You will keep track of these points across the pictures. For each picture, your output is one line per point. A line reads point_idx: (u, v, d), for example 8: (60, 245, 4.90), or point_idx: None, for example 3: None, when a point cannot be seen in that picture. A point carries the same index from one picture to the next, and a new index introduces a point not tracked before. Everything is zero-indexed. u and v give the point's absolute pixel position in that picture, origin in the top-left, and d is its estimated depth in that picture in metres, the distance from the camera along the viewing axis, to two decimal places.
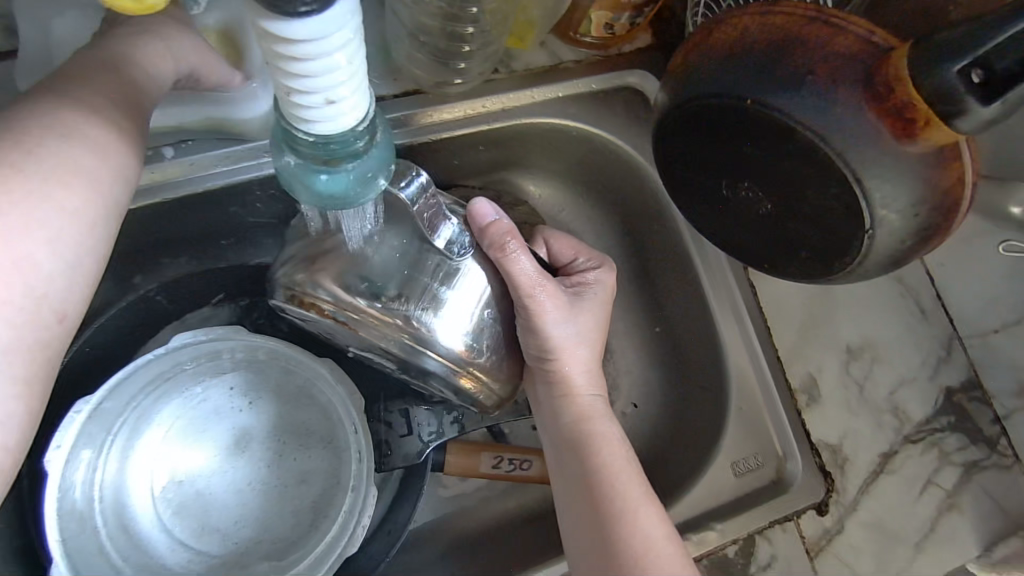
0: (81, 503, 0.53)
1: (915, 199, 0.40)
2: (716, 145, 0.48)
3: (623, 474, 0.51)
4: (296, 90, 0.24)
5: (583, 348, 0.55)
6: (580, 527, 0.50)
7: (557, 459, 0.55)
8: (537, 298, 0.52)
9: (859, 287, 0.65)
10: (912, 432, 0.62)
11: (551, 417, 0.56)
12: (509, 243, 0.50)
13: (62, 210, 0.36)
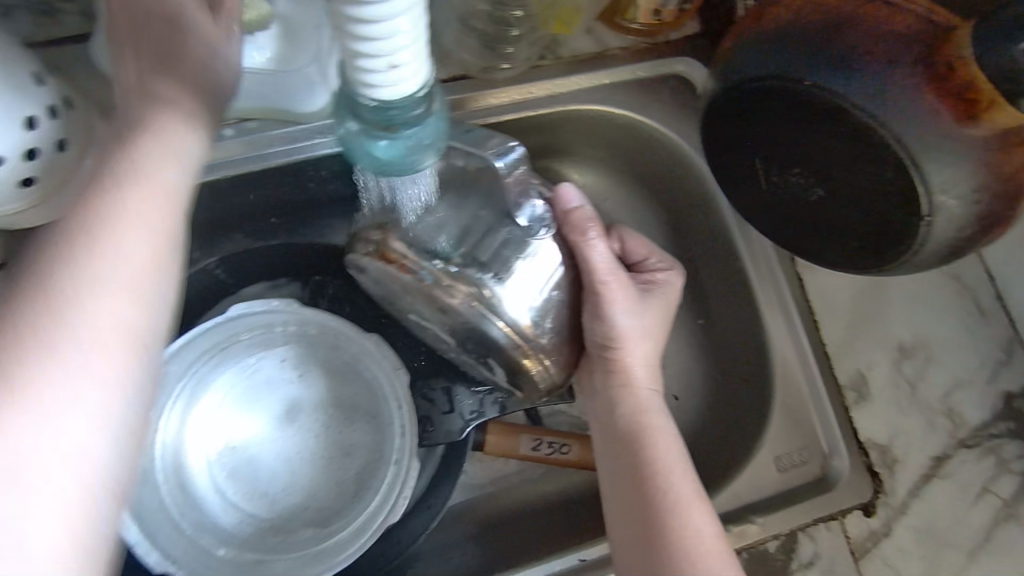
0: (144, 460, 0.57)
1: (978, 187, 0.39)
2: (765, 128, 0.47)
3: (675, 468, 0.52)
4: (361, 56, 0.26)
5: (646, 341, 0.56)
6: (627, 523, 0.51)
7: (608, 448, 0.55)
8: (609, 284, 0.53)
9: (912, 284, 0.63)
10: (967, 436, 0.60)
11: (604, 410, 0.56)
12: (589, 230, 0.53)
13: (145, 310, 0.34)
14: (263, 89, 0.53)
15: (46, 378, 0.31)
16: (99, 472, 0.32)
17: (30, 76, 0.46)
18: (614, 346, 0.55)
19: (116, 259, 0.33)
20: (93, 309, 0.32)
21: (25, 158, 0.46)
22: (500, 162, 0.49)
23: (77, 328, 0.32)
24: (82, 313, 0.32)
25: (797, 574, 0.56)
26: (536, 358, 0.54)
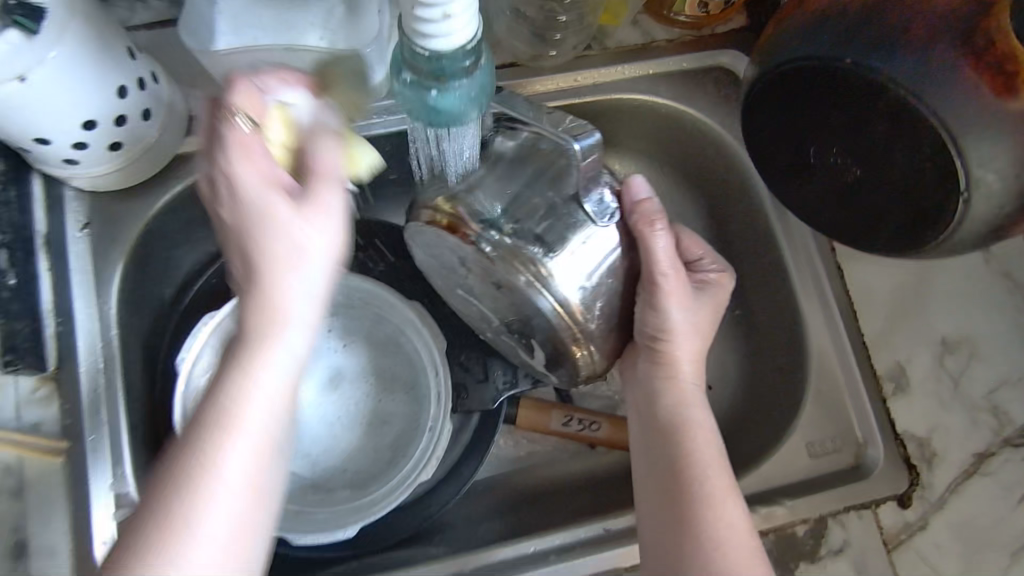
0: None
1: (1018, 162, 0.39)
2: (806, 111, 0.48)
3: (712, 468, 0.51)
4: (425, 9, 0.33)
5: (696, 337, 0.56)
6: (657, 510, 0.51)
7: (645, 440, 0.55)
8: (667, 278, 0.53)
9: (959, 278, 0.62)
10: (1014, 434, 0.58)
11: (643, 395, 0.57)
12: (655, 223, 0.53)
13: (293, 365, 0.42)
14: (325, 68, 0.56)
15: (224, 461, 0.38)
16: (254, 535, 0.40)
17: (126, 49, 0.50)
18: (661, 336, 0.55)
19: (272, 356, 0.41)
20: (257, 401, 0.40)
21: (115, 123, 0.51)
22: (578, 144, 0.48)
23: (245, 420, 0.39)
24: (248, 404, 0.40)
25: (826, 560, 0.55)
26: (583, 345, 0.54)
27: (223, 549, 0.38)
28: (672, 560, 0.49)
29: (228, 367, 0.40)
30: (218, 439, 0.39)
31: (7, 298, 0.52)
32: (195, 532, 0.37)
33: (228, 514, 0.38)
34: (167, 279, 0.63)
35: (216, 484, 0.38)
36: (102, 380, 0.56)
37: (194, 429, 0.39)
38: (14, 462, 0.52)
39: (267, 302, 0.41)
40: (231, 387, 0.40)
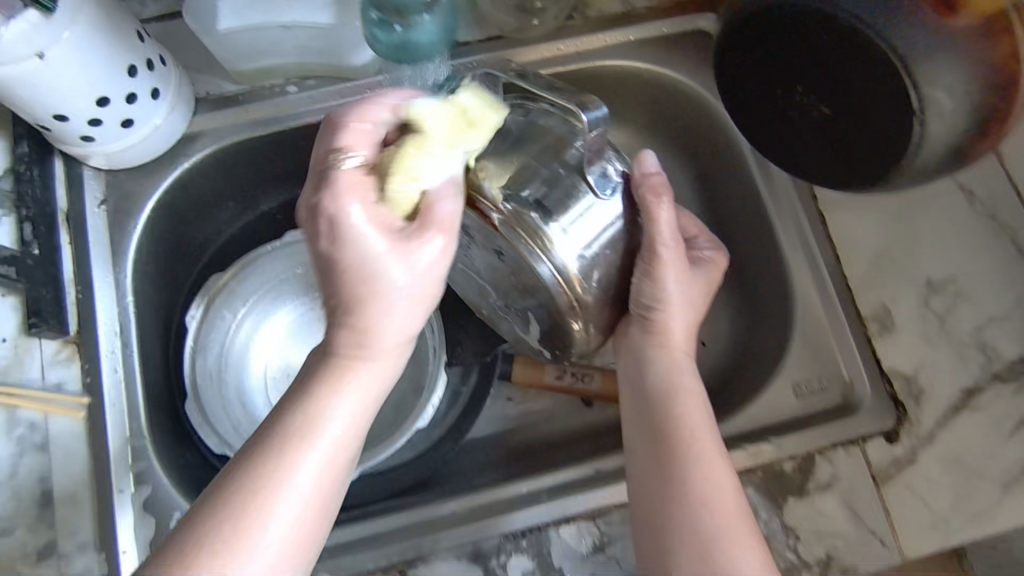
0: (214, 367, 0.65)
1: (965, 78, 0.40)
2: (771, 54, 0.49)
3: (703, 440, 0.49)
4: None
5: (688, 310, 0.55)
6: (647, 478, 0.50)
7: (637, 411, 0.54)
8: (665, 251, 0.52)
9: (944, 221, 0.63)
10: (1003, 369, 0.59)
11: (635, 367, 0.56)
12: (662, 199, 0.52)
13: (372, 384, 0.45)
14: (320, 43, 0.60)
15: (295, 469, 0.41)
16: (304, 548, 0.41)
17: (134, 32, 0.54)
18: (655, 309, 0.54)
19: (358, 383, 0.45)
20: (344, 410, 0.43)
21: (126, 101, 0.55)
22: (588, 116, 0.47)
23: (326, 434, 0.42)
24: (329, 420, 0.43)
25: (814, 494, 0.57)
26: (580, 317, 0.53)
27: (280, 550, 0.40)
28: (660, 527, 0.47)
29: (316, 385, 0.44)
30: (292, 448, 0.41)
31: (33, 265, 0.57)
32: (259, 531, 0.39)
33: (289, 521, 0.40)
34: (182, 256, 0.67)
35: (287, 491, 0.40)
36: (118, 344, 0.60)
37: (276, 433, 0.42)
38: (40, 419, 0.56)
39: (367, 329, 0.45)
40: (319, 402, 0.43)
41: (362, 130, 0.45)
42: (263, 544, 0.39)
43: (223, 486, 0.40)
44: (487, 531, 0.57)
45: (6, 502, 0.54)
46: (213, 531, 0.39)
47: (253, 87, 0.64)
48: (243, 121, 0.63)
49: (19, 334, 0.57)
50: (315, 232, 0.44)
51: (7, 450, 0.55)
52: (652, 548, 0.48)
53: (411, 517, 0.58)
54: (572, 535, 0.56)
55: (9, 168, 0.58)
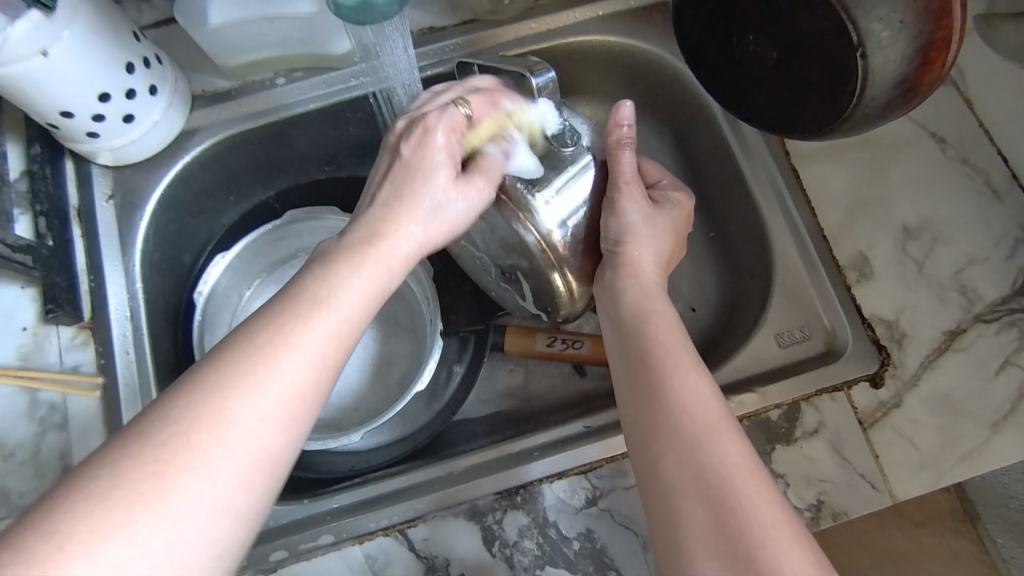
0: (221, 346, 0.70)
1: (898, 8, 0.42)
2: (723, 7, 0.52)
3: (678, 349, 0.48)
4: None
5: (657, 243, 0.56)
6: (629, 396, 0.48)
7: (617, 344, 0.52)
8: (626, 190, 0.56)
9: (916, 168, 0.64)
10: (984, 310, 0.59)
11: (609, 300, 0.55)
12: (626, 146, 0.56)
13: (372, 282, 0.44)
14: (302, 33, 0.64)
15: (305, 332, 0.39)
16: (303, 421, 0.39)
17: (130, 33, 0.58)
18: (625, 242, 0.55)
19: (375, 269, 0.44)
20: (349, 287, 0.42)
21: (125, 97, 0.59)
22: (536, 80, 0.53)
23: (338, 305, 0.41)
24: (342, 291, 0.42)
25: (802, 441, 0.57)
26: (562, 272, 0.56)
27: (279, 412, 0.37)
28: (645, 439, 0.45)
29: (336, 262, 0.44)
30: (306, 312, 0.40)
31: (48, 255, 0.60)
32: (262, 386, 0.37)
33: (293, 382, 0.38)
34: (188, 247, 0.72)
35: (295, 351, 0.38)
36: (128, 328, 0.63)
37: (289, 301, 0.41)
38: (59, 399, 0.59)
39: (386, 225, 0.47)
40: (334, 276, 0.43)
41: (487, 101, 0.52)
42: (264, 399, 0.37)
43: (229, 346, 0.38)
44: (480, 489, 0.58)
45: (31, 478, 0.57)
46: (213, 383, 0.36)
47: (244, 83, 0.68)
48: (237, 116, 0.67)
49: (38, 321, 0.61)
50: (403, 132, 0.51)
51: (30, 430, 0.59)
52: (639, 465, 0.45)
53: (410, 479, 0.60)
54: (564, 490, 0.58)
55: (22, 169, 0.61)
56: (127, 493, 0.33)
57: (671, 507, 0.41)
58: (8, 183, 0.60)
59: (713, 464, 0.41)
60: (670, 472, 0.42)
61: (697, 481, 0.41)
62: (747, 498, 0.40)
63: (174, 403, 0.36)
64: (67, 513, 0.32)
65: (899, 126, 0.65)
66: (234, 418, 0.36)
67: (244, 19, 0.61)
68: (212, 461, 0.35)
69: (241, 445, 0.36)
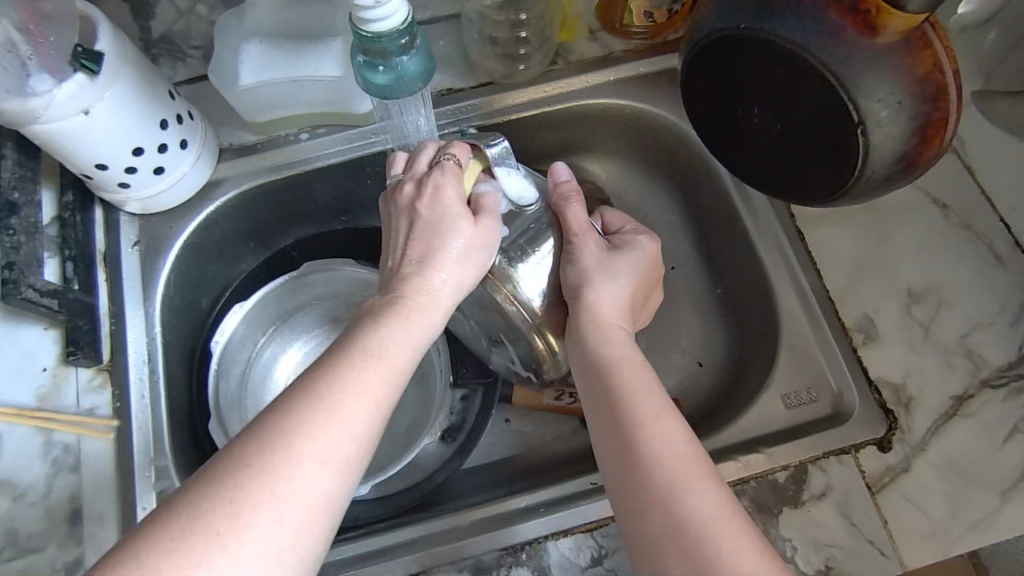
0: (235, 394, 0.71)
1: (896, 90, 0.44)
2: (725, 79, 0.53)
3: (644, 398, 0.47)
4: (375, 14, 0.49)
5: (620, 286, 0.56)
6: (603, 446, 0.46)
7: (586, 390, 0.51)
8: (582, 239, 0.57)
9: (919, 232, 0.65)
10: (991, 375, 0.60)
11: (576, 345, 0.54)
12: (572, 198, 0.59)
13: (411, 334, 0.47)
14: (328, 94, 0.67)
15: (357, 384, 0.42)
16: (360, 459, 0.41)
17: (166, 91, 0.61)
18: (585, 287, 0.55)
19: (416, 318, 0.48)
20: (391, 342, 0.45)
21: (158, 150, 0.62)
22: (491, 151, 0.56)
23: (384, 350, 0.45)
24: (388, 345, 0.45)
25: (809, 505, 0.57)
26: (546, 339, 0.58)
27: (340, 452, 0.39)
28: (622, 493, 0.44)
29: (378, 319, 0.46)
30: (355, 359, 0.43)
31: (74, 299, 0.62)
32: (325, 428, 0.39)
33: (352, 425, 0.40)
34: (206, 292, 0.74)
35: (351, 396, 0.41)
36: (145, 371, 0.64)
37: (338, 352, 0.44)
38: (72, 441, 0.60)
39: (421, 279, 0.49)
40: (379, 325, 0.46)
41: (468, 148, 0.56)
42: (329, 440, 0.39)
43: (287, 394, 0.41)
44: (485, 545, 0.58)
45: (40, 520, 0.58)
46: (277, 425, 0.39)
47: (270, 137, 0.71)
48: (262, 168, 0.70)
49: (58, 363, 0.62)
50: (411, 193, 0.53)
51: (42, 471, 0.59)
52: (621, 517, 0.43)
53: (417, 532, 0.60)
54: (570, 548, 0.57)
55: (55, 215, 0.64)
56: (204, 533, 0.35)
57: (655, 563, 0.40)
58: (41, 229, 0.63)
59: (689, 519, 0.40)
60: (648, 528, 0.41)
61: (676, 537, 0.40)
62: (722, 549, 0.39)
63: (242, 445, 0.38)
64: (149, 556, 0.34)
65: (904, 192, 0.66)
66: (301, 459, 0.38)
67: (275, 85, 0.65)
68: (281, 500, 0.37)
69: (309, 483, 0.38)
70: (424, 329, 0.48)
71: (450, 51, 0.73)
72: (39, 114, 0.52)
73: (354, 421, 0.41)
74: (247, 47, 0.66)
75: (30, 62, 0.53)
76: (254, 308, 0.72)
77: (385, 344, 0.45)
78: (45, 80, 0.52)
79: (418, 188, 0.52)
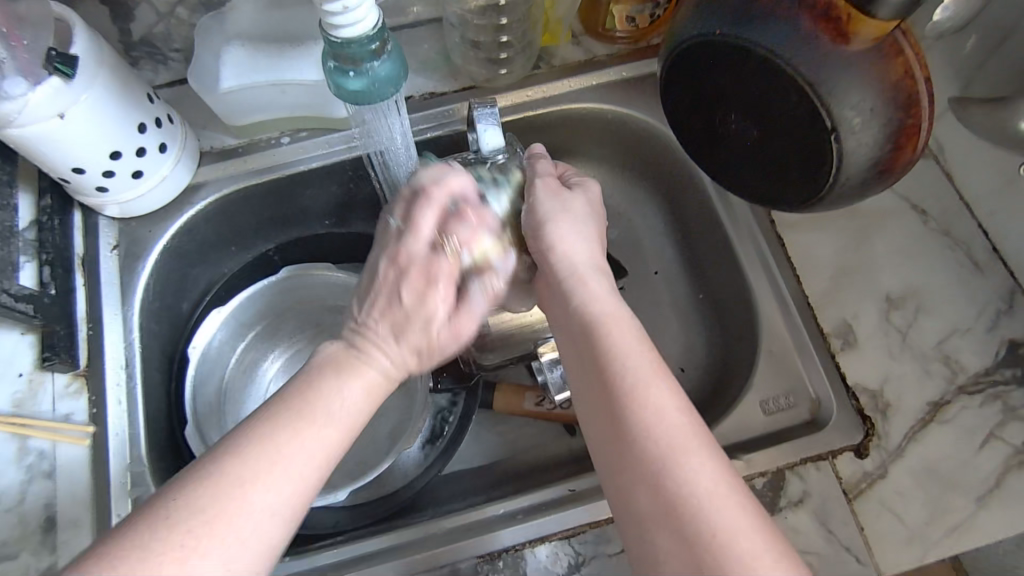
0: (212, 400, 0.70)
1: (869, 98, 0.44)
2: (702, 85, 0.53)
3: (635, 359, 0.45)
4: (341, 21, 0.50)
5: (581, 225, 0.55)
6: (592, 412, 0.45)
7: (571, 349, 0.48)
8: (535, 184, 0.57)
9: (898, 238, 0.65)
10: (968, 382, 0.60)
11: (557, 300, 0.52)
12: (539, 157, 0.61)
13: (366, 387, 0.48)
14: (308, 98, 0.67)
15: (304, 432, 0.43)
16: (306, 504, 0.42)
17: (144, 95, 0.61)
18: (547, 231, 0.54)
19: (365, 380, 0.48)
20: (347, 394, 0.46)
21: (135, 154, 0.61)
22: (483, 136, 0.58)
23: (336, 407, 0.45)
24: (342, 396, 0.46)
25: (786, 510, 0.57)
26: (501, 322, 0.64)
27: (285, 501, 0.41)
28: (613, 467, 0.42)
29: (335, 369, 0.48)
30: (307, 411, 0.44)
31: (50, 304, 0.62)
32: (270, 474, 0.41)
33: (297, 480, 0.41)
34: (186, 296, 0.73)
35: (295, 447, 0.42)
36: (124, 377, 0.63)
37: (290, 402, 0.44)
38: (49, 447, 0.60)
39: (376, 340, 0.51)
40: (333, 381, 0.47)
41: (474, 227, 0.54)
42: (273, 487, 0.40)
43: (236, 436, 0.42)
44: (462, 551, 0.58)
45: (12, 527, 0.57)
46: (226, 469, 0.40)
47: (251, 140, 0.71)
48: (242, 172, 0.70)
49: (34, 368, 0.62)
50: (406, 269, 0.52)
51: (17, 477, 0.58)
52: (610, 493, 0.42)
53: (395, 539, 0.59)
54: (548, 555, 0.58)
55: (32, 219, 0.64)
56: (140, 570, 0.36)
57: (645, 541, 0.39)
58: (18, 232, 0.62)
59: (682, 492, 0.39)
60: (639, 503, 0.40)
61: (669, 515, 0.39)
62: (716, 528, 0.38)
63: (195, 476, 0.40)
64: None
65: (883, 198, 0.67)
66: (246, 506, 0.39)
67: (254, 90, 0.65)
68: (223, 548, 0.38)
69: (247, 527, 0.39)
70: (380, 383, 0.49)
71: (433, 56, 0.73)
72: (12, 118, 0.52)
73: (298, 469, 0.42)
74: (228, 50, 0.66)
75: (4, 64, 0.52)
76: (231, 313, 0.71)
77: (341, 398, 0.46)
78: (20, 83, 0.51)
79: (414, 267, 0.52)
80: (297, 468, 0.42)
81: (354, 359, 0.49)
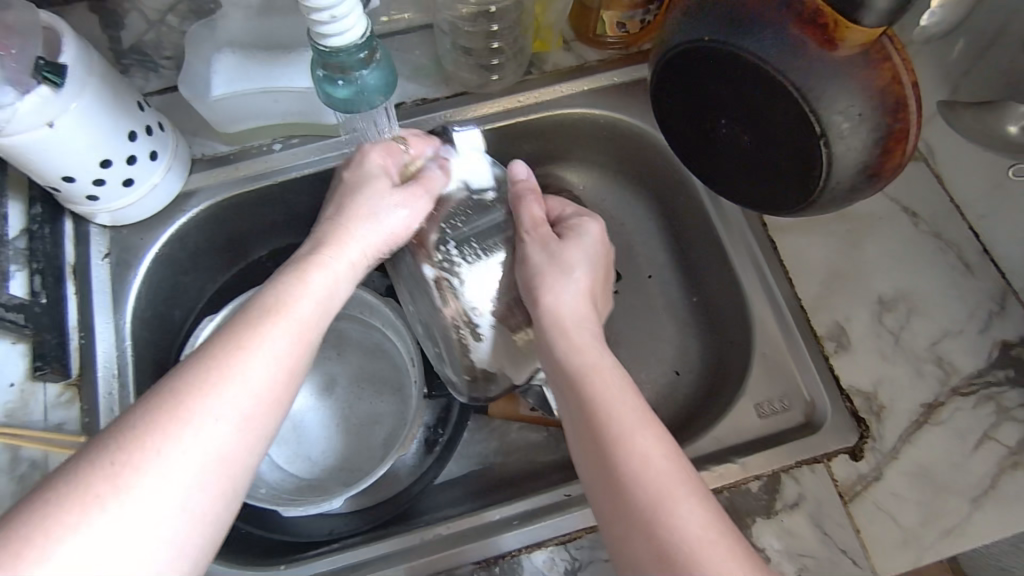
0: None
1: (857, 101, 0.44)
2: (691, 90, 0.53)
3: (619, 402, 0.44)
4: (332, 31, 0.50)
5: (574, 274, 0.54)
6: (582, 455, 0.44)
7: (558, 395, 0.48)
8: (526, 238, 0.56)
9: (890, 241, 0.65)
10: (962, 383, 0.60)
11: (544, 350, 0.51)
12: (529, 194, 0.59)
13: (326, 291, 0.47)
14: (299, 105, 0.67)
15: (257, 335, 0.42)
16: (265, 416, 0.41)
17: (135, 102, 0.61)
18: (535, 288, 0.53)
19: (327, 278, 0.48)
20: (307, 295, 0.46)
21: (126, 162, 0.61)
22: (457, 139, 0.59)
23: (294, 310, 0.44)
24: (298, 299, 0.45)
25: (781, 514, 0.57)
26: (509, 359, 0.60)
27: (239, 409, 0.39)
28: (605, 505, 0.42)
29: (291, 271, 0.47)
30: (265, 319, 0.43)
31: (40, 313, 0.61)
32: (223, 378, 0.40)
33: (257, 379, 0.41)
34: (179, 304, 0.73)
35: (247, 343, 0.41)
36: (115, 385, 0.63)
37: (251, 309, 0.44)
38: (40, 457, 0.59)
39: (335, 233, 0.51)
40: (289, 287, 0.46)
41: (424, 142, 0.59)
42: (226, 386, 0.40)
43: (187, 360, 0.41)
44: (458, 557, 0.58)
45: None
46: (179, 382, 0.39)
47: (242, 147, 0.71)
48: (234, 179, 0.70)
49: (25, 377, 0.61)
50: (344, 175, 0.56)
51: (7, 487, 0.58)
52: (607, 535, 0.42)
53: (388, 545, 0.59)
54: (543, 560, 0.57)
55: (23, 228, 0.63)
56: (83, 499, 0.34)
57: None
58: (8, 242, 0.62)
59: (673, 537, 0.39)
60: (635, 549, 0.40)
61: (662, 558, 0.39)
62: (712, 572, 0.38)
63: (155, 391, 0.39)
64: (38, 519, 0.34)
65: (875, 201, 0.67)
66: (198, 410, 0.38)
67: (244, 97, 0.65)
68: (177, 455, 0.37)
69: (207, 437, 0.38)
70: (342, 286, 0.49)
71: (425, 61, 0.73)
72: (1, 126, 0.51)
73: (253, 370, 0.41)
74: (218, 56, 0.66)
75: None
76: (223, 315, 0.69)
77: (298, 299, 0.45)
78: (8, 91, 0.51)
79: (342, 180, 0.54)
80: (253, 368, 0.41)
81: (314, 255, 0.49)
